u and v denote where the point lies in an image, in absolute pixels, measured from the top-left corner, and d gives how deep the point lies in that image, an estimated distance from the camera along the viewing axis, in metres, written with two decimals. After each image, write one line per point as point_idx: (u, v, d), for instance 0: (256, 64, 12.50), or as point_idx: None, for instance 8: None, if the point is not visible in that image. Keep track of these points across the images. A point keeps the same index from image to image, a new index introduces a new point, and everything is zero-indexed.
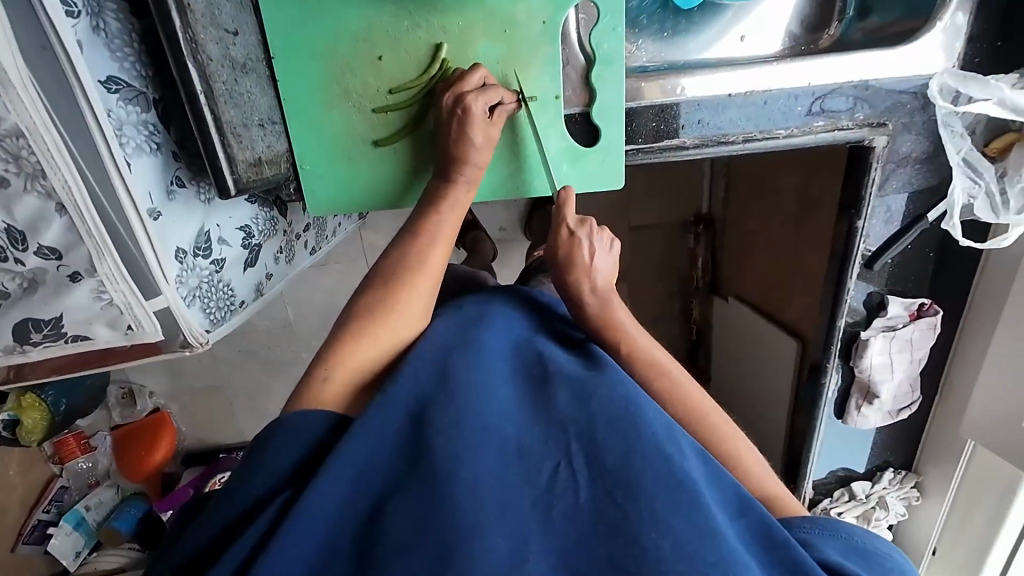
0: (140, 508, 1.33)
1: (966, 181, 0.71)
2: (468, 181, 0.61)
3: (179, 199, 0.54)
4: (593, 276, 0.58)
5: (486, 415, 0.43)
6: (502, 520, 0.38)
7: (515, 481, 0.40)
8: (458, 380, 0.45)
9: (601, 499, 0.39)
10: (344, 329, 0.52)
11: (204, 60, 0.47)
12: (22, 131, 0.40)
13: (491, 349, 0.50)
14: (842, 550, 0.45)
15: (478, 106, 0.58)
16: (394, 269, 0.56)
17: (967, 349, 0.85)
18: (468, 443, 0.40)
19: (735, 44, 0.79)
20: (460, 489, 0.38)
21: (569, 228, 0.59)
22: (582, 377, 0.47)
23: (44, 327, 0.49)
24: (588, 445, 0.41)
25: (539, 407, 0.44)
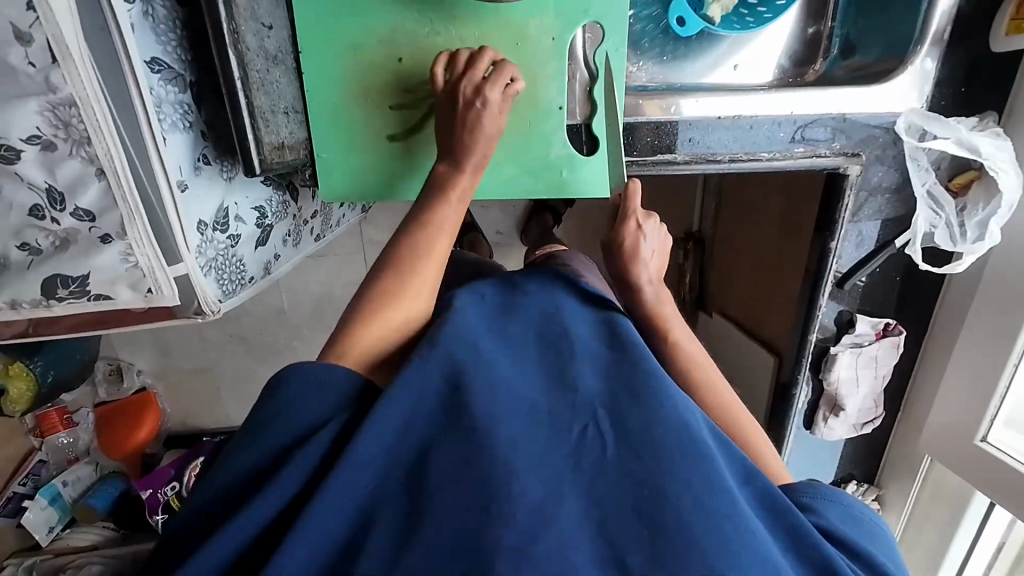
0: (117, 486, 1.35)
1: (928, 212, 0.77)
2: (474, 168, 0.62)
3: (204, 175, 0.58)
4: (647, 265, 0.67)
5: (518, 388, 0.49)
6: (536, 468, 0.43)
7: (550, 436, 0.46)
8: (489, 359, 0.52)
9: (626, 457, 0.45)
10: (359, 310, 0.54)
11: (242, 50, 0.51)
12: (75, 101, 0.44)
13: (518, 336, 0.57)
14: (841, 516, 0.50)
15: (496, 95, 0.60)
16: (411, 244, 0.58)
17: (928, 369, 0.91)
18: (510, 407, 0.47)
19: (728, 71, 0.84)
20: (501, 446, 0.44)
21: (637, 222, 0.67)
22: (603, 364, 0.54)
23: (71, 284, 0.52)
24: (613, 414, 0.48)
25: (567, 382, 0.51)
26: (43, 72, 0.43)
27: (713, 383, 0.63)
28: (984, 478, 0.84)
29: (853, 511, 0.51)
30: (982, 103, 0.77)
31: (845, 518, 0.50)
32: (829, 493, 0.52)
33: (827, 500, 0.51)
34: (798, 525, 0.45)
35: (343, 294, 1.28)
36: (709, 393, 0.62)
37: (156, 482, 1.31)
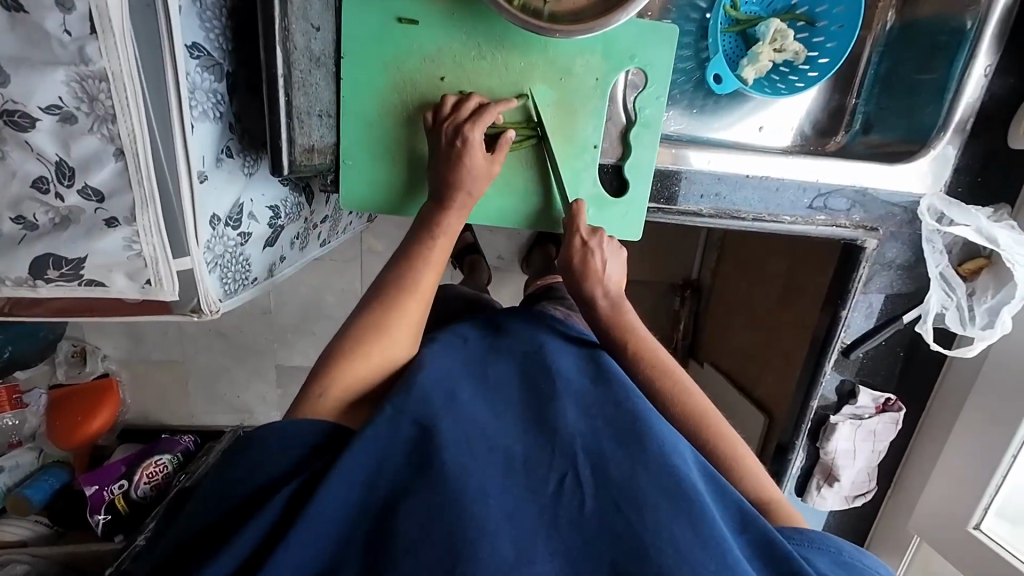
0: (59, 479, 1.25)
1: (941, 294, 0.78)
2: (461, 206, 0.62)
3: (225, 168, 0.55)
4: (605, 282, 0.65)
5: (492, 437, 0.46)
6: (510, 526, 0.41)
7: (524, 492, 0.43)
8: (464, 405, 0.49)
9: (605, 504, 0.43)
10: (335, 349, 0.54)
11: (290, 48, 0.50)
12: (107, 76, 0.42)
13: (501, 377, 0.55)
14: (830, 563, 0.46)
15: (476, 137, 0.61)
16: (389, 290, 0.58)
17: (922, 448, 0.91)
18: (474, 455, 0.44)
19: (753, 132, 0.86)
20: (470, 500, 0.41)
21: (582, 240, 0.65)
22: (586, 402, 0.51)
23: (64, 266, 0.48)
24: (593, 458, 0.45)
25: (547, 421, 0.49)
26: (78, 43, 0.40)
27: (689, 396, 0.60)
28: (971, 565, 0.83)
29: (844, 557, 0.47)
30: (994, 195, 0.79)
31: (838, 563, 0.46)
32: (815, 540, 0.48)
33: (814, 546, 0.47)
34: (796, 575, 0.42)
35: (332, 301, 1.24)
36: (687, 406, 0.59)
37: (103, 478, 1.22)
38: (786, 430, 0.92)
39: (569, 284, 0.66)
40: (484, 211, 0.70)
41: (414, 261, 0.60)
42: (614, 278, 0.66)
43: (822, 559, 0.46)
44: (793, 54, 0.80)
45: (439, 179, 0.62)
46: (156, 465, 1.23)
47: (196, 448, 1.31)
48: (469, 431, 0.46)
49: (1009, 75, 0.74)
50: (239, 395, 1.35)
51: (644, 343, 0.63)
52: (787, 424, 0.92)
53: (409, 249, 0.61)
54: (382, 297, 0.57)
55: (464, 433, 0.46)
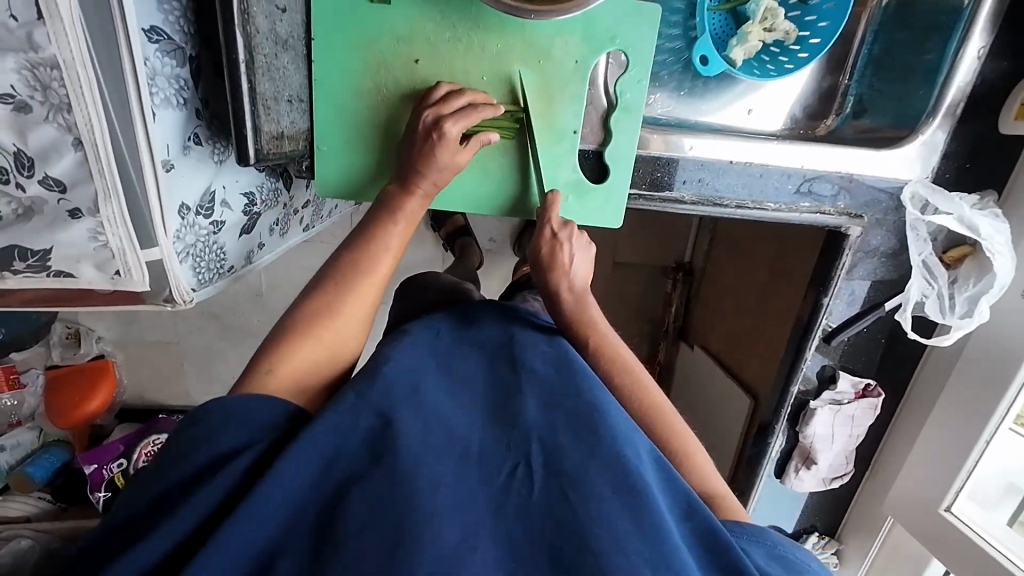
0: (60, 457, 1.29)
1: (922, 282, 0.78)
2: (425, 193, 0.62)
3: (194, 155, 0.54)
4: (571, 275, 0.64)
5: (453, 426, 0.48)
6: (457, 513, 0.41)
7: (475, 480, 0.44)
8: (429, 397, 0.51)
9: (553, 494, 0.44)
10: (286, 327, 0.54)
11: (252, 32, 0.48)
12: (58, 63, 0.40)
13: (466, 373, 0.56)
14: (765, 557, 0.47)
15: (453, 130, 0.59)
16: (342, 273, 0.57)
17: (900, 433, 0.92)
18: (429, 445, 0.45)
19: (742, 115, 0.84)
20: (423, 487, 0.42)
21: (552, 230, 0.65)
22: (547, 396, 0.52)
23: (30, 257, 0.48)
24: (547, 449, 0.46)
25: (507, 416, 0.50)
26: (25, 29, 0.39)
27: (643, 388, 0.62)
28: (942, 545, 0.85)
29: (777, 550, 0.48)
30: (983, 181, 0.78)
31: (771, 556, 0.47)
32: (752, 532, 0.50)
33: (747, 536, 0.49)
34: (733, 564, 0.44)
35: None
36: (643, 398, 0.61)
37: (104, 456, 1.25)
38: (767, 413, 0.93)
39: (537, 273, 0.66)
40: (460, 197, 0.69)
41: (374, 242, 0.59)
42: (582, 274, 0.65)
43: (755, 553, 0.47)
44: (784, 34, 0.78)
45: (407, 165, 0.61)
46: (153, 443, 1.25)
47: None
48: (430, 422, 0.47)
49: (1003, 58, 0.72)
50: (233, 377, 1.36)
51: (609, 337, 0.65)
52: (768, 407, 0.92)
53: (360, 233, 0.60)
54: (338, 274, 0.57)
55: (425, 420, 0.47)
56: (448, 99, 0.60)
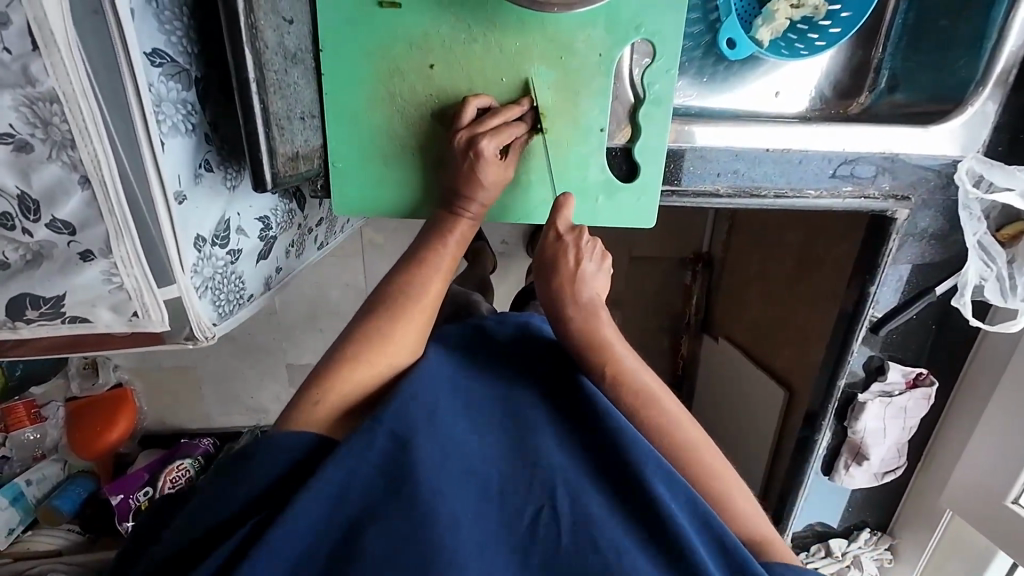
0: (86, 487, 1.27)
1: (979, 264, 0.74)
2: (477, 215, 0.60)
3: (205, 183, 0.51)
4: (578, 286, 0.58)
5: (471, 458, 0.47)
6: (480, 563, 0.41)
7: (496, 521, 0.44)
8: (445, 419, 0.49)
9: (581, 542, 0.43)
10: (338, 352, 0.53)
11: (261, 46, 0.44)
12: (59, 97, 0.37)
13: (481, 394, 0.54)
14: None
15: (490, 148, 0.57)
16: (392, 296, 0.56)
17: (955, 422, 0.88)
18: (446, 478, 0.44)
19: (769, 98, 0.79)
20: (441, 525, 0.41)
21: (558, 233, 0.60)
22: (565, 434, 0.51)
23: (42, 305, 0.45)
24: (573, 494, 0.45)
25: (529, 450, 0.48)
26: (20, 61, 0.36)
27: (677, 429, 0.54)
28: (1009, 539, 0.81)
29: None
30: None
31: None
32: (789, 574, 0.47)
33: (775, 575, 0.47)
34: None
35: (336, 298, 1.21)
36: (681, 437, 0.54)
37: (128, 486, 1.23)
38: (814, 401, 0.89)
39: (540, 276, 0.60)
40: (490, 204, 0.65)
41: (424, 269, 0.58)
42: (591, 282, 0.59)
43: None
44: (812, 10, 0.74)
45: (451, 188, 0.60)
46: (178, 469, 1.23)
47: (216, 450, 1.32)
48: (446, 449, 0.46)
49: None
50: (253, 398, 1.34)
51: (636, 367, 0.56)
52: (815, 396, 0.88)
53: (414, 254, 0.59)
54: (388, 301, 0.56)
55: (441, 446, 0.46)
56: (480, 120, 0.58)
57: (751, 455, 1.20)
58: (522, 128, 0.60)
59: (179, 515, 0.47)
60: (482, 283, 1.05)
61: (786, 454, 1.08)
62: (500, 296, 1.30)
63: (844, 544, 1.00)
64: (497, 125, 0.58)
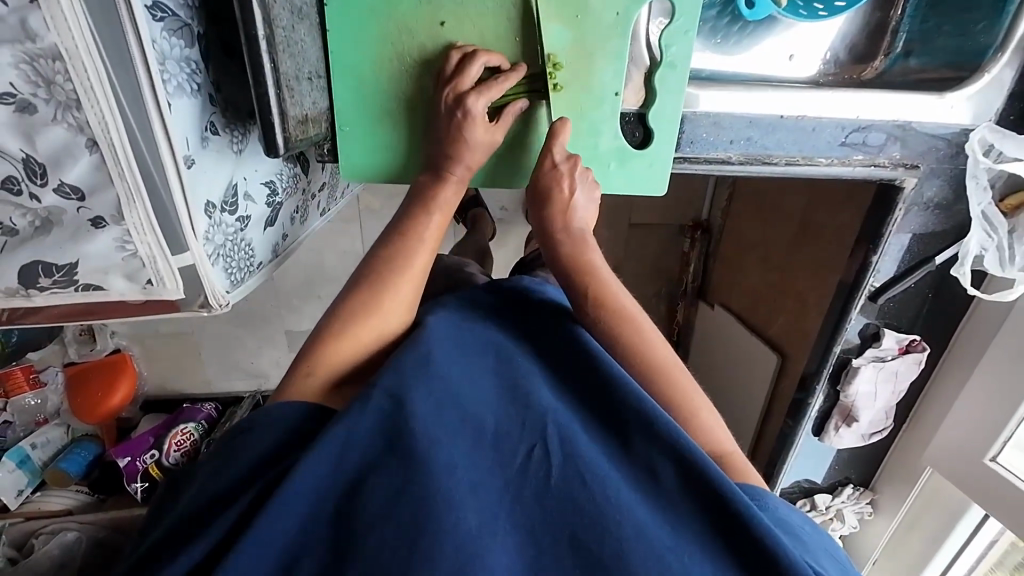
0: (92, 451, 1.28)
1: (981, 235, 0.76)
2: (459, 178, 0.59)
3: (212, 147, 0.49)
4: (570, 213, 0.60)
5: (466, 407, 0.49)
6: (474, 501, 0.43)
7: (491, 464, 0.46)
8: (441, 368, 0.50)
9: (570, 474, 0.45)
10: (326, 328, 0.55)
11: (269, 0, 0.42)
12: (61, 54, 0.36)
13: (479, 352, 0.55)
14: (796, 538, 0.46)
15: (478, 108, 0.56)
16: (379, 270, 0.57)
17: (942, 386, 0.92)
18: (442, 426, 0.46)
19: (783, 61, 0.77)
20: (437, 468, 0.43)
21: (554, 160, 0.60)
22: (554, 381, 0.55)
23: (55, 272, 0.44)
24: (564, 434, 0.47)
25: (522, 394, 0.51)
26: (19, 14, 0.34)
27: (642, 341, 0.56)
28: (986, 494, 0.87)
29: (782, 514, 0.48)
30: None
31: (781, 522, 0.47)
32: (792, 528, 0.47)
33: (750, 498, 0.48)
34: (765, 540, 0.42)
35: (334, 264, 1.20)
36: (634, 351, 0.56)
37: (135, 449, 1.24)
38: (810, 365, 0.92)
39: (534, 204, 0.61)
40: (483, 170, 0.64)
41: (408, 240, 0.58)
42: (584, 213, 0.61)
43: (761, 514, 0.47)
44: None
45: (439, 151, 0.58)
46: (182, 433, 1.25)
47: (218, 414, 1.34)
48: (443, 398, 0.48)
49: None
50: (254, 364, 1.35)
51: (596, 278, 0.58)
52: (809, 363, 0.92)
53: (401, 224, 0.59)
54: (374, 276, 0.57)
55: (438, 397, 0.48)
56: (466, 72, 0.56)
57: (740, 418, 1.25)
58: (518, 73, 0.57)
59: (194, 478, 0.49)
60: (482, 249, 1.05)
61: (775, 416, 1.12)
62: (499, 262, 1.29)
63: (828, 499, 1.06)
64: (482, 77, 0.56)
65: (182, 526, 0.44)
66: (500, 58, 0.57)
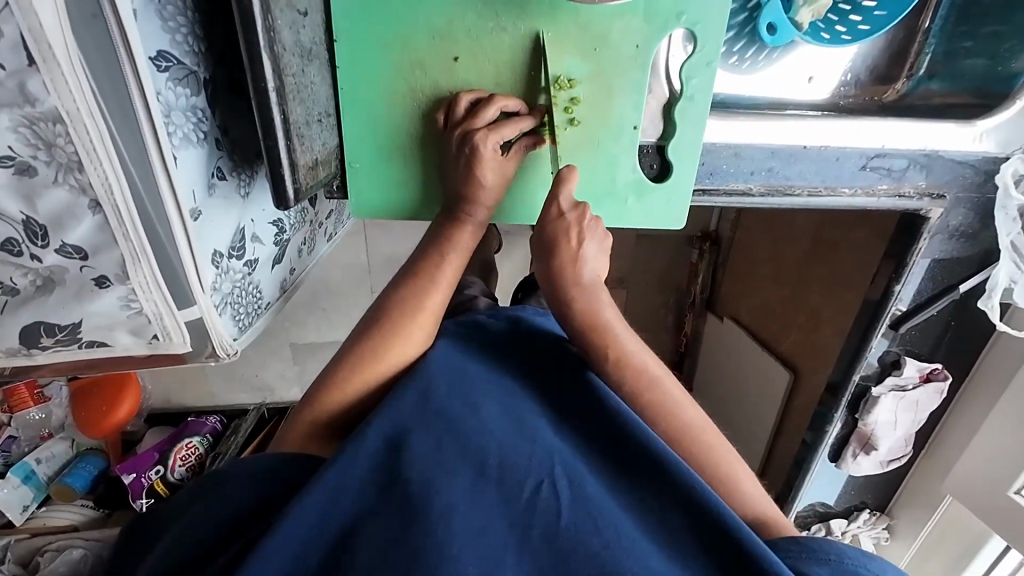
0: (97, 465, 1.27)
1: (1010, 265, 0.74)
2: (477, 221, 0.57)
3: (219, 193, 0.47)
4: (579, 266, 0.53)
5: (472, 440, 0.47)
6: (475, 550, 0.40)
7: (497, 504, 0.44)
8: (442, 404, 0.49)
9: (580, 516, 0.43)
10: (331, 373, 0.54)
11: (279, 49, 0.40)
12: (62, 116, 0.34)
13: (480, 383, 0.53)
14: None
15: (489, 148, 0.54)
16: (386, 312, 0.55)
17: (964, 413, 0.90)
18: (442, 468, 0.44)
19: (802, 84, 0.75)
20: (435, 513, 0.41)
21: (560, 209, 0.54)
22: (560, 411, 0.53)
23: (58, 332, 0.42)
24: (571, 474, 0.46)
25: (528, 429, 0.49)
26: (16, 78, 0.32)
27: (675, 397, 0.53)
28: (1006, 525, 0.85)
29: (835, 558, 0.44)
30: None
31: (841, 571, 0.43)
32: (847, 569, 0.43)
33: (812, 557, 0.44)
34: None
35: (339, 280, 1.19)
36: (652, 392, 0.53)
37: (140, 465, 1.23)
38: (835, 374, 0.89)
39: (536, 255, 0.55)
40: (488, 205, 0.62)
41: (421, 282, 0.56)
42: (594, 265, 0.54)
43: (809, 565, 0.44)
44: None
45: (454, 192, 0.56)
46: (187, 447, 1.24)
47: (223, 428, 1.32)
48: (442, 435, 0.47)
49: None
50: (259, 380, 1.34)
51: (608, 332, 0.53)
52: (836, 372, 0.88)
53: (410, 267, 0.57)
54: (383, 318, 0.55)
55: (437, 435, 0.47)
56: (477, 112, 0.54)
57: (751, 435, 1.23)
58: (529, 120, 0.56)
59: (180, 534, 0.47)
60: (489, 269, 1.03)
61: (788, 435, 1.10)
62: (506, 277, 1.27)
63: (843, 524, 1.04)
64: (492, 117, 0.54)
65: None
66: (513, 100, 0.56)
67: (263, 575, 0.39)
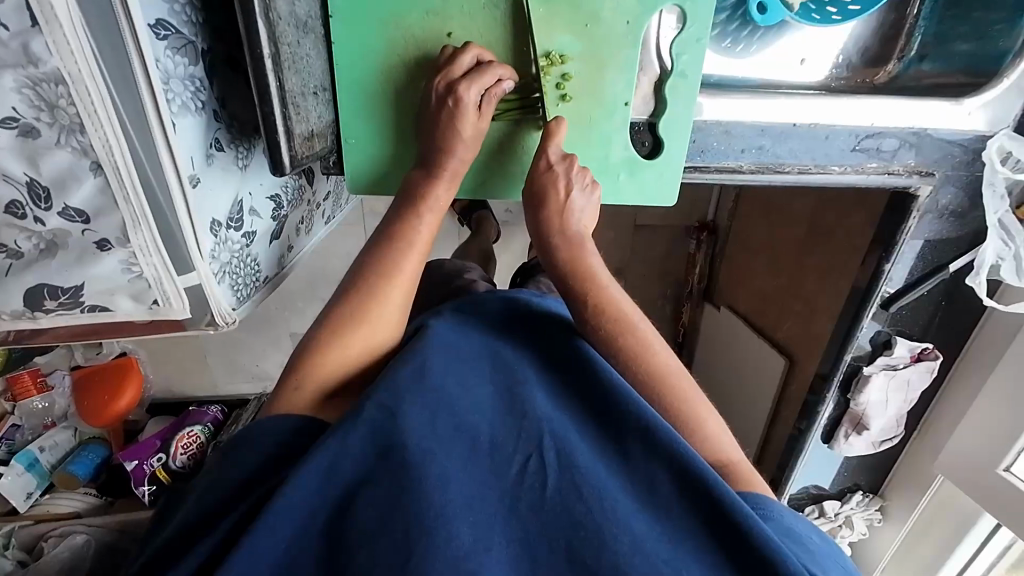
0: (100, 453, 1.28)
1: (998, 243, 0.75)
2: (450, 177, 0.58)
3: (217, 164, 0.48)
4: (567, 216, 0.58)
5: (463, 416, 0.48)
6: (467, 514, 0.41)
7: (486, 475, 0.45)
8: (436, 381, 0.49)
9: (565, 488, 0.44)
10: (311, 340, 0.54)
11: (274, 18, 0.42)
12: (64, 78, 0.35)
13: (472, 360, 0.53)
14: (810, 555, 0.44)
15: (471, 95, 0.54)
16: (364, 278, 0.56)
17: (954, 393, 0.91)
18: (435, 438, 0.45)
19: (793, 65, 0.75)
20: (428, 482, 0.42)
21: (549, 161, 0.58)
22: (553, 384, 0.53)
23: (61, 295, 0.44)
24: (559, 444, 0.46)
25: (519, 405, 0.49)
26: (20, 38, 0.33)
27: (666, 369, 0.54)
28: (995, 502, 0.86)
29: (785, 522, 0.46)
30: None
31: (786, 531, 0.45)
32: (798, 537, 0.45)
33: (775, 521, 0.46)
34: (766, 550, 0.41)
35: (338, 268, 1.20)
36: (641, 363, 0.54)
37: (142, 453, 1.23)
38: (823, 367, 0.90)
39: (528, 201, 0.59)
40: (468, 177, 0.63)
41: (395, 245, 0.57)
42: (582, 217, 0.59)
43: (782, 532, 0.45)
44: None
45: (428, 151, 0.57)
46: (188, 435, 1.23)
47: (225, 417, 1.32)
48: (436, 410, 0.47)
49: None
50: (259, 368, 1.35)
51: (595, 281, 0.57)
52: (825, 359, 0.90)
53: (385, 233, 0.58)
54: (360, 284, 0.56)
55: (431, 409, 0.47)
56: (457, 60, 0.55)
57: (747, 420, 1.24)
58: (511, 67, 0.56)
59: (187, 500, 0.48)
60: (486, 254, 1.04)
61: (783, 419, 1.11)
62: (504, 265, 1.28)
63: (836, 506, 1.05)
64: (470, 63, 0.55)
65: (186, 537, 0.44)
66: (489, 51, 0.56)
67: (261, 529, 0.40)
